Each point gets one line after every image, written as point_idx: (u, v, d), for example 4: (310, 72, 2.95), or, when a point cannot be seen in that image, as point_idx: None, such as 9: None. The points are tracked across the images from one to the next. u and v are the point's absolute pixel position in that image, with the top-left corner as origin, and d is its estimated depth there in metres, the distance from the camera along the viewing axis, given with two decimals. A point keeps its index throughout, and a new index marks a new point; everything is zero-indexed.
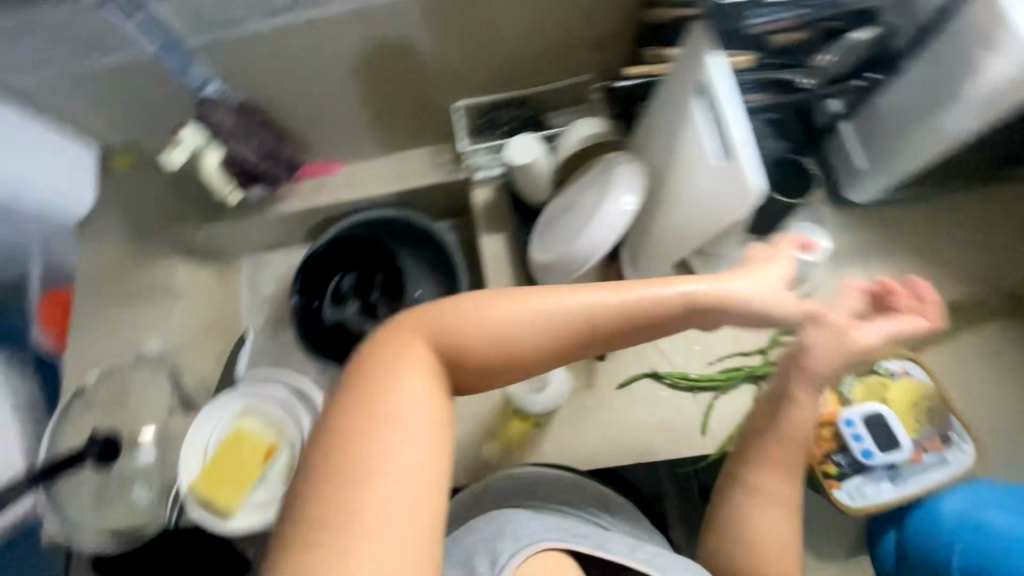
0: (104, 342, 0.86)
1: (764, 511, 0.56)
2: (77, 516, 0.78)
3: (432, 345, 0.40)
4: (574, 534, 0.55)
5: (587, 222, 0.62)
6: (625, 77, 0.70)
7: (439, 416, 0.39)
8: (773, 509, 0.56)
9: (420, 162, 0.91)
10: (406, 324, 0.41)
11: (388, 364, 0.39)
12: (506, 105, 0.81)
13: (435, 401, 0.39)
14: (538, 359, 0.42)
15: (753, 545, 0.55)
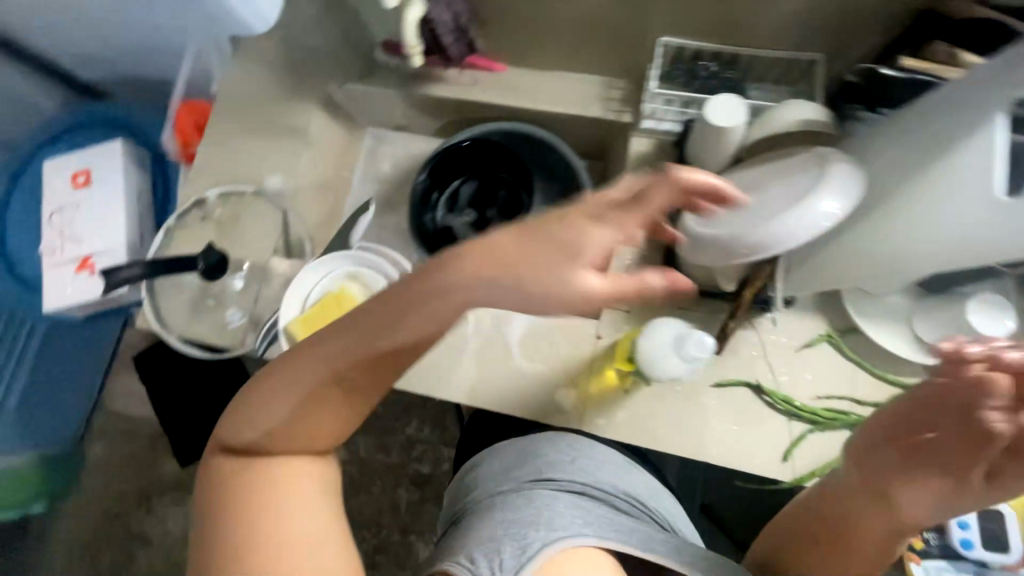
0: (232, 163, 0.88)
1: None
2: (172, 314, 0.83)
3: (276, 397, 0.45)
4: (608, 529, 0.58)
5: (775, 212, 0.57)
6: (896, 65, 0.60)
7: (305, 475, 0.50)
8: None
9: (587, 91, 0.85)
10: (229, 470, 0.48)
11: (241, 493, 0.47)
12: (711, 58, 0.74)
13: (304, 479, 0.49)
14: (348, 373, 0.43)
15: None
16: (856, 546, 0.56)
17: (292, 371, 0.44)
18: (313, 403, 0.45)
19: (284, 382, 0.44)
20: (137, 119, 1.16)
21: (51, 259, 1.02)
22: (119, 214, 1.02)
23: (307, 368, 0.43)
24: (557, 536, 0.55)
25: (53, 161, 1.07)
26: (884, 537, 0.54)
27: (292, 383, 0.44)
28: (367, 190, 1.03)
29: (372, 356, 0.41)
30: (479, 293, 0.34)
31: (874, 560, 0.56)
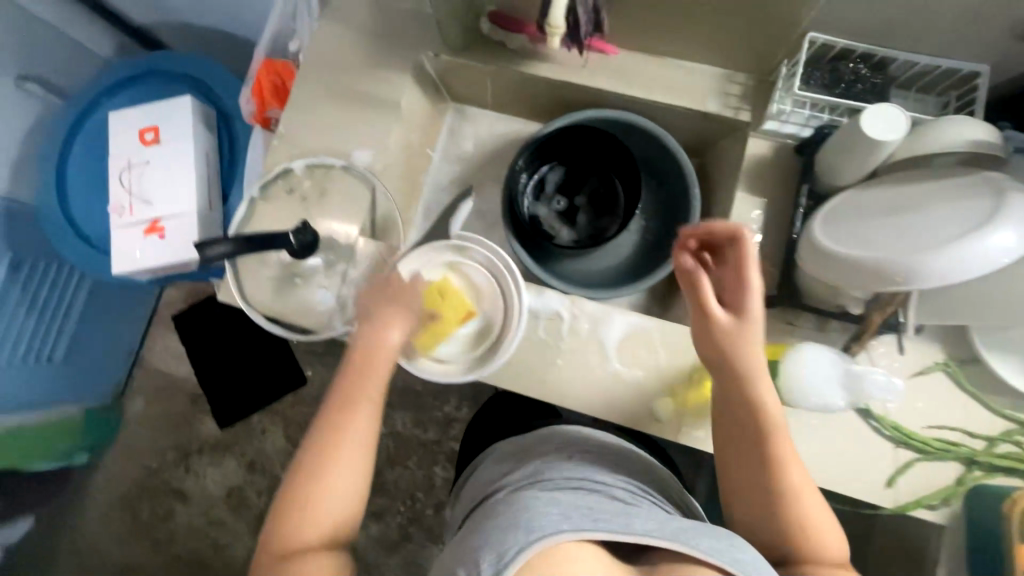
0: (318, 136, 0.84)
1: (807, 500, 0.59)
2: (256, 289, 0.81)
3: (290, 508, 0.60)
4: (586, 518, 0.53)
5: (941, 241, 0.53)
6: None
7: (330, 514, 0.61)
8: (809, 496, 0.59)
9: (704, 84, 0.79)
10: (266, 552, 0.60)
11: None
12: (859, 60, 0.68)
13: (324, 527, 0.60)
14: (347, 398, 0.65)
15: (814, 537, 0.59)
16: (753, 470, 0.60)
17: (307, 464, 0.62)
18: (333, 456, 0.62)
19: (309, 465, 0.62)
20: (203, 73, 1.10)
21: (119, 219, 0.99)
22: (191, 176, 0.99)
23: (322, 424, 0.64)
24: (540, 534, 0.50)
25: (120, 115, 1.03)
26: (747, 422, 0.61)
27: (314, 465, 0.62)
28: (445, 169, 0.99)
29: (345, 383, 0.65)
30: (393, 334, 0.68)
31: (776, 475, 0.59)
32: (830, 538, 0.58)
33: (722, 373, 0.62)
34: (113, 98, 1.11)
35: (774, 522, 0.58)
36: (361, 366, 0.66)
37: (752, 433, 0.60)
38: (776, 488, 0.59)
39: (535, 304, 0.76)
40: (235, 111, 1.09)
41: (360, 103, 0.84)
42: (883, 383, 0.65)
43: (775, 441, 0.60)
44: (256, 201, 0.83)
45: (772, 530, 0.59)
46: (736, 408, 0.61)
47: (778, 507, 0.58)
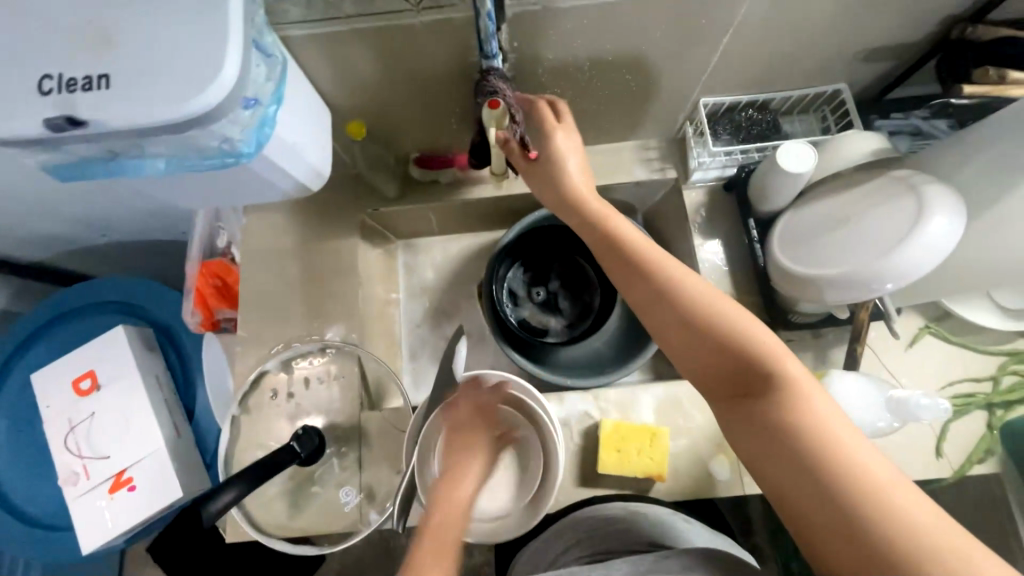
0: (284, 327, 0.80)
1: (719, 305, 0.54)
2: (269, 514, 0.73)
3: None
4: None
5: (893, 244, 0.59)
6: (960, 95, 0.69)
7: None
8: (720, 303, 0.54)
9: (625, 158, 0.87)
10: None
11: None
12: (747, 106, 0.79)
13: None
14: (431, 536, 0.55)
15: (750, 346, 0.51)
16: (656, 307, 0.57)
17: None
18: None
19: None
20: (126, 294, 1.03)
21: (76, 489, 0.87)
22: (147, 410, 0.89)
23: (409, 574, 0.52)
24: None
25: (44, 373, 0.92)
26: (619, 257, 0.61)
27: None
28: (413, 303, 0.97)
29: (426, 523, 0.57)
30: (471, 459, 0.61)
31: (683, 303, 0.55)
32: (761, 342, 0.51)
33: (584, 221, 0.64)
34: (26, 356, 0.99)
35: (693, 342, 0.54)
36: (444, 494, 0.58)
37: (632, 266, 0.59)
38: (678, 308, 0.55)
39: (563, 414, 0.76)
40: (173, 320, 1.01)
41: (315, 278, 0.82)
42: (927, 405, 0.61)
43: (647, 261, 0.59)
44: (238, 417, 0.76)
45: (695, 352, 0.54)
46: (605, 250, 0.62)
47: (686, 323, 0.54)
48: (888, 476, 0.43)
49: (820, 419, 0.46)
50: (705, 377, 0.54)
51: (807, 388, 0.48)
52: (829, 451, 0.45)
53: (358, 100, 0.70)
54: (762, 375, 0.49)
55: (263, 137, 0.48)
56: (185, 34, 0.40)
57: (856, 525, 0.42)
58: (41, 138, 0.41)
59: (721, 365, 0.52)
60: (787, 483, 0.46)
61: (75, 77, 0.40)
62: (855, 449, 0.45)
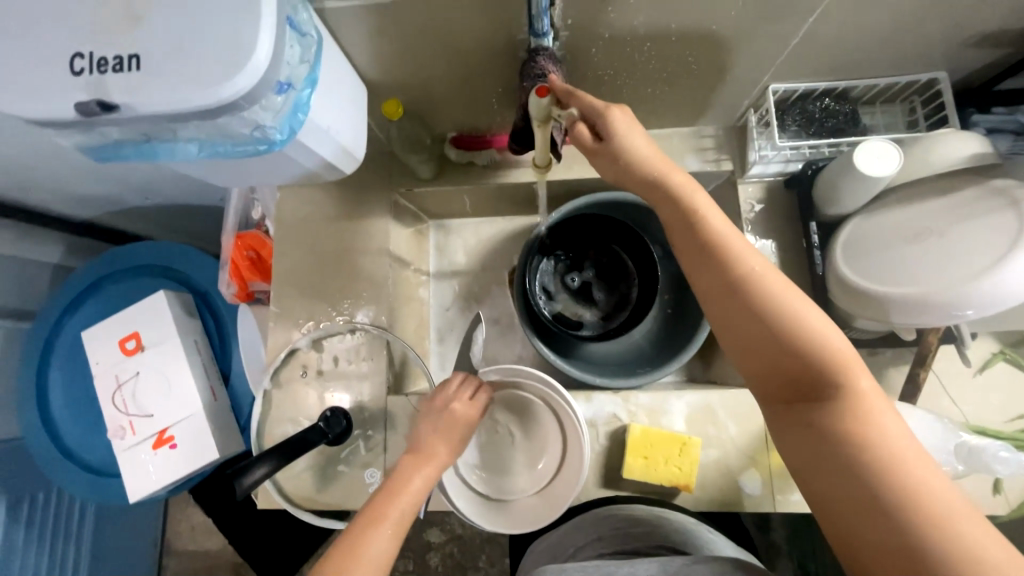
0: (316, 305, 0.80)
1: (799, 304, 0.47)
2: (298, 487, 0.75)
3: None
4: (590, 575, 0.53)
5: (982, 269, 0.53)
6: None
7: None
8: (800, 301, 0.47)
9: (676, 146, 0.80)
10: None
11: None
12: (823, 95, 0.71)
13: None
14: (391, 497, 0.57)
15: (826, 354, 0.45)
16: (725, 300, 0.50)
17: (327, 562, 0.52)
18: (356, 555, 0.53)
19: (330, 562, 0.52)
20: (167, 257, 1.05)
21: (123, 442, 0.92)
22: (186, 373, 0.92)
23: (357, 527, 0.55)
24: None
25: (93, 330, 0.96)
26: (687, 234, 0.52)
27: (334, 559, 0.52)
28: (443, 285, 0.96)
29: (387, 483, 0.58)
30: (444, 439, 0.62)
31: (757, 299, 0.48)
32: (837, 349, 0.45)
33: (653, 193, 0.54)
34: (77, 312, 1.03)
35: (759, 336, 0.47)
36: (409, 465, 0.60)
37: (700, 245, 0.51)
38: (750, 299, 0.48)
39: (590, 415, 0.75)
40: (211, 287, 1.03)
41: (347, 257, 0.80)
42: (1008, 458, 0.58)
43: (719, 240, 0.50)
44: (270, 392, 0.77)
45: (758, 347, 0.48)
46: (672, 222, 0.53)
47: (756, 315, 0.47)
48: (956, 506, 0.39)
49: (886, 438, 0.42)
50: (761, 374, 0.48)
51: (875, 401, 0.43)
52: (893, 471, 0.41)
53: (398, 77, 0.66)
54: (831, 382, 0.44)
55: (296, 123, 0.45)
56: (215, 11, 0.38)
57: (917, 552, 0.38)
58: (74, 119, 0.40)
59: (787, 367, 0.46)
60: (841, 499, 0.42)
61: (106, 57, 0.38)
62: (924, 474, 0.41)
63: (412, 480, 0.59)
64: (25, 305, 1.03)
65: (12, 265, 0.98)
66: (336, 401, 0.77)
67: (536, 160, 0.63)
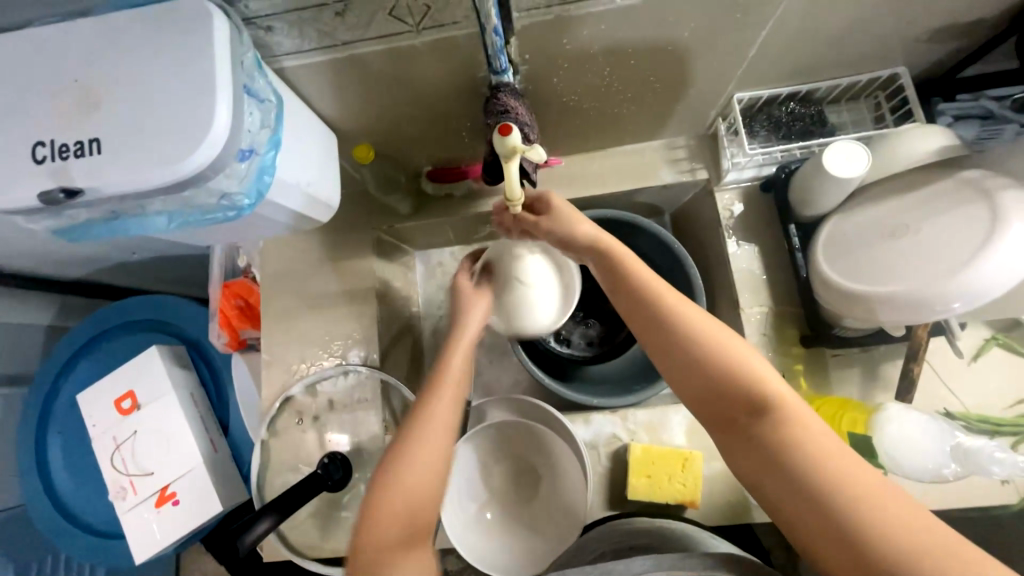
0: (307, 349, 0.80)
1: (714, 328, 0.52)
2: (303, 536, 0.74)
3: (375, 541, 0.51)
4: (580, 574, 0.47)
5: (960, 263, 0.53)
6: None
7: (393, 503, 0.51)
8: (714, 327, 0.52)
9: (650, 159, 0.80)
10: None
11: None
12: (787, 99, 0.72)
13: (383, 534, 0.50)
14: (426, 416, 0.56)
15: (745, 368, 0.49)
16: (655, 333, 0.54)
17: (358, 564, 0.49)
18: (404, 557, 0.49)
19: (366, 566, 0.48)
20: (158, 310, 1.05)
21: (124, 503, 0.91)
22: (184, 428, 0.91)
23: (382, 523, 0.50)
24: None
25: (89, 392, 0.95)
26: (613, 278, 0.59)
27: (369, 563, 0.48)
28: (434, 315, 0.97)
29: (393, 460, 0.53)
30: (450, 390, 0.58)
31: (680, 326, 0.53)
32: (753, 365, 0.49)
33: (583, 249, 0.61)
34: (71, 375, 1.02)
35: (687, 365, 0.52)
36: (415, 436, 0.54)
37: (627, 288, 0.57)
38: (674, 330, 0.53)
39: (589, 437, 0.74)
40: (203, 337, 1.03)
41: (333, 299, 0.80)
42: (1003, 459, 0.58)
43: (643, 286, 0.56)
44: (267, 441, 0.77)
45: (693, 376, 0.51)
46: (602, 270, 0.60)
47: (684, 348, 0.52)
48: (880, 488, 0.43)
49: (810, 435, 0.46)
50: (700, 403, 0.52)
51: (794, 403, 0.47)
52: (819, 464, 0.44)
53: (367, 121, 0.66)
54: (753, 397, 0.48)
55: (263, 185, 0.46)
56: (173, 90, 0.38)
57: (855, 537, 0.41)
58: (41, 207, 0.40)
59: (716, 386, 0.50)
60: (785, 499, 0.45)
61: (67, 143, 0.38)
62: (847, 462, 0.44)
63: (433, 443, 0.54)
64: (19, 371, 1.02)
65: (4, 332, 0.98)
66: (335, 444, 0.76)
67: (508, 195, 0.56)
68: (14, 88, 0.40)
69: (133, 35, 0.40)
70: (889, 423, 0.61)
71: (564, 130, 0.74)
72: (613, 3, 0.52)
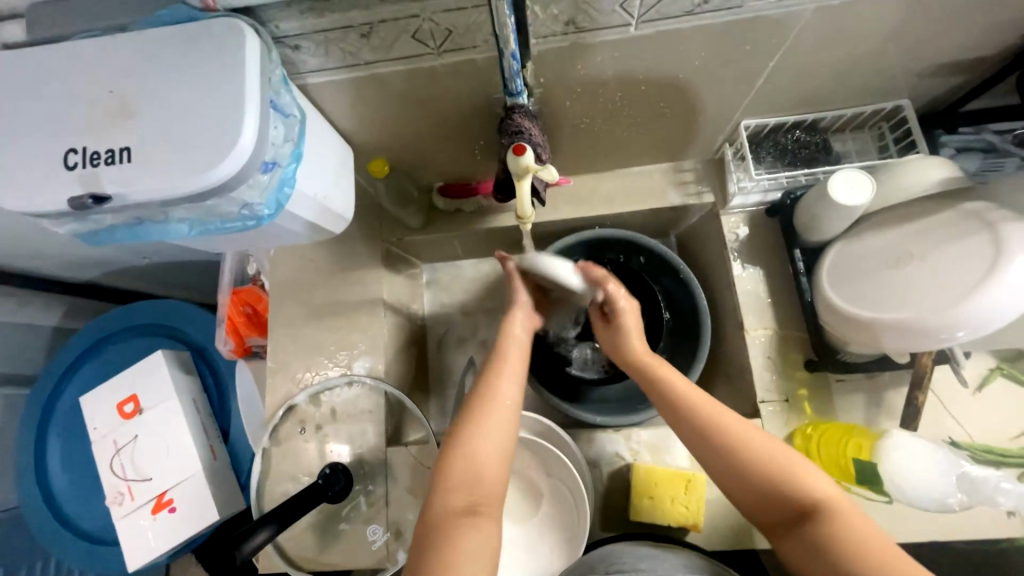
0: (313, 357, 0.80)
1: (752, 434, 0.53)
2: (300, 547, 0.73)
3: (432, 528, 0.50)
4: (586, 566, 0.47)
5: (963, 292, 0.54)
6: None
7: (461, 485, 0.52)
8: (753, 433, 0.54)
9: (657, 181, 0.81)
10: None
11: None
12: (793, 127, 0.74)
13: (452, 516, 0.50)
14: (487, 405, 0.56)
15: (787, 470, 0.51)
16: (697, 439, 0.55)
17: (427, 530, 0.50)
18: (466, 523, 0.50)
19: (430, 527, 0.50)
20: (165, 315, 1.05)
21: (121, 508, 0.90)
22: (186, 434, 0.90)
23: (449, 491, 0.52)
24: None
25: (91, 395, 0.95)
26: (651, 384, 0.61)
27: (434, 532, 0.49)
28: (440, 328, 0.97)
29: (463, 432, 0.55)
30: (510, 381, 0.59)
31: (718, 432, 0.54)
32: (794, 466, 0.51)
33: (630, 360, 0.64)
34: (74, 376, 1.02)
35: (732, 471, 0.53)
36: (482, 413, 0.56)
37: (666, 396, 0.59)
38: (713, 437, 0.54)
39: (592, 456, 0.75)
40: (209, 343, 1.03)
41: (340, 308, 0.81)
42: (1011, 490, 0.58)
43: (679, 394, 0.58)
44: (269, 450, 0.76)
45: (740, 482, 0.53)
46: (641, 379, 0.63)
47: (732, 460, 0.53)
48: None
49: (854, 531, 0.47)
50: (751, 509, 0.53)
51: (838, 503, 0.48)
52: (864, 562, 0.45)
53: (383, 137, 0.68)
54: (799, 500, 0.50)
55: (282, 197, 0.47)
56: (205, 103, 0.40)
57: None
58: (70, 211, 0.41)
59: (761, 491, 0.51)
60: None
61: (98, 150, 0.40)
62: (892, 558, 0.45)
63: (496, 423, 0.55)
64: (23, 371, 1.03)
65: (10, 332, 0.98)
66: (337, 454, 0.76)
67: (519, 212, 0.59)
68: (49, 98, 0.41)
69: (168, 51, 0.41)
70: (896, 453, 0.60)
71: (575, 150, 0.76)
72: (627, 32, 0.54)
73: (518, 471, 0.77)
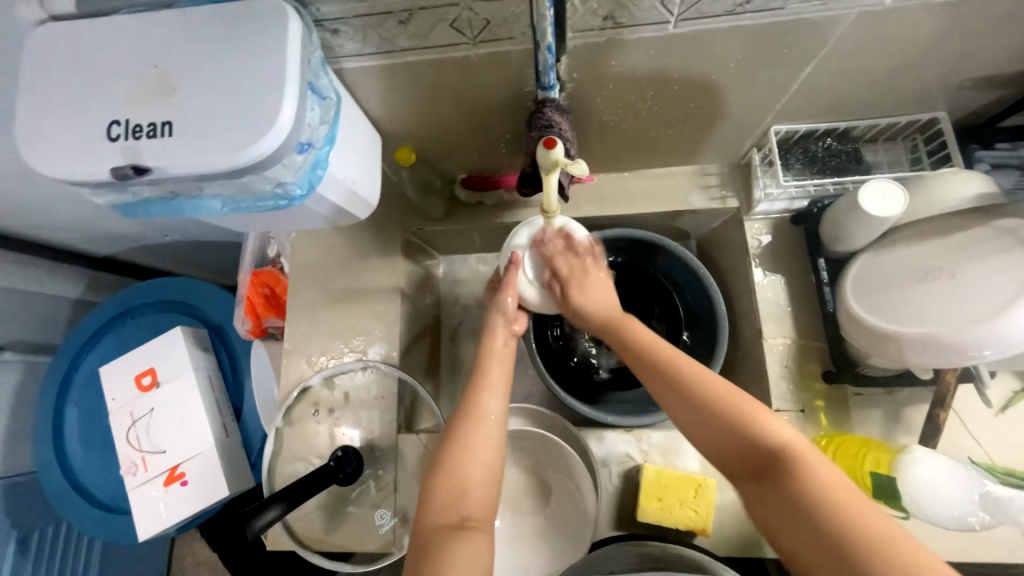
0: (329, 341, 0.81)
1: (717, 382, 0.54)
2: (308, 527, 0.74)
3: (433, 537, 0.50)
4: None
5: (993, 310, 0.53)
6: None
7: (450, 499, 0.52)
8: (718, 382, 0.54)
9: (681, 183, 0.81)
10: None
11: None
12: (825, 135, 0.73)
13: (443, 531, 0.50)
14: (473, 422, 0.57)
15: (752, 415, 0.51)
16: (663, 389, 0.56)
17: (418, 546, 0.50)
18: (457, 538, 0.50)
19: (424, 541, 0.51)
20: (185, 292, 1.07)
21: (135, 479, 0.92)
22: (200, 410, 0.92)
23: (435, 506, 0.52)
24: None
25: (110, 367, 0.97)
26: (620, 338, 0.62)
27: (426, 548, 0.49)
28: (454, 320, 0.97)
29: (451, 448, 0.55)
30: (495, 395, 0.60)
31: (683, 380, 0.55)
32: (759, 413, 0.51)
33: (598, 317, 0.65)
34: (94, 348, 1.04)
35: (696, 416, 0.53)
36: (469, 429, 0.56)
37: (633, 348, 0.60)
38: (679, 383, 0.55)
39: (602, 455, 0.75)
40: (226, 322, 1.05)
41: (358, 294, 0.82)
42: None
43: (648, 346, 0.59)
44: (281, 430, 0.77)
45: (704, 427, 0.52)
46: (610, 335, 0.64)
47: (697, 404, 0.53)
48: (891, 531, 0.42)
49: (818, 475, 0.46)
50: (714, 457, 0.52)
51: (801, 448, 0.48)
52: (828, 504, 0.44)
53: (411, 126, 0.69)
54: (762, 444, 0.49)
55: (314, 178, 0.47)
56: (245, 82, 0.41)
57: None
58: (110, 181, 0.42)
59: (725, 435, 0.51)
60: (797, 543, 0.44)
61: (141, 124, 0.41)
62: (852, 502, 0.44)
63: (483, 441, 0.56)
64: (46, 340, 1.05)
65: (35, 301, 1.01)
66: (347, 438, 0.77)
67: (546, 205, 0.60)
68: (94, 70, 0.42)
69: (213, 29, 0.42)
70: (918, 470, 0.59)
71: (600, 148, 0.75)
72: (663, 30, 0.54)
73: (526, 465, 0.77)
